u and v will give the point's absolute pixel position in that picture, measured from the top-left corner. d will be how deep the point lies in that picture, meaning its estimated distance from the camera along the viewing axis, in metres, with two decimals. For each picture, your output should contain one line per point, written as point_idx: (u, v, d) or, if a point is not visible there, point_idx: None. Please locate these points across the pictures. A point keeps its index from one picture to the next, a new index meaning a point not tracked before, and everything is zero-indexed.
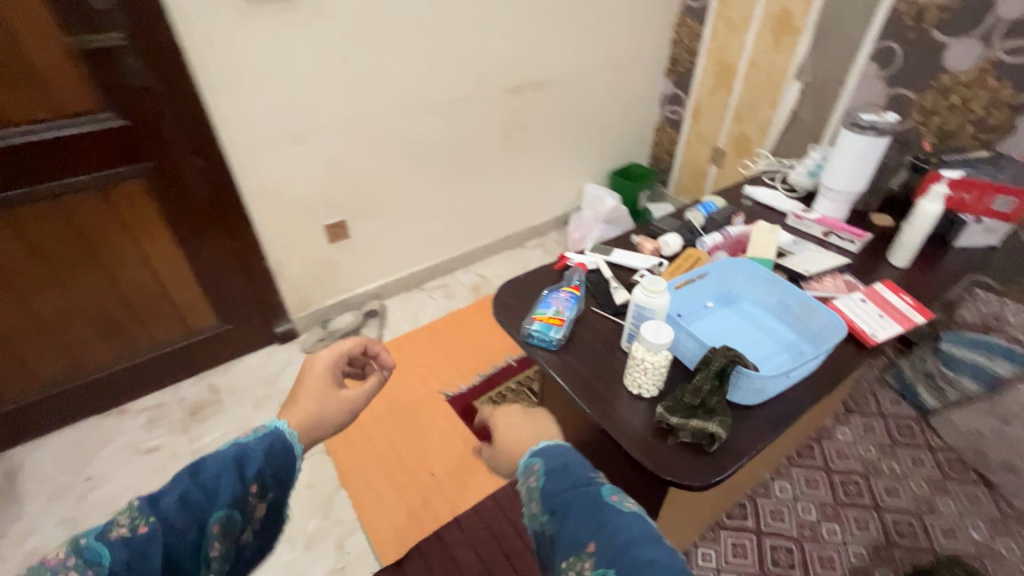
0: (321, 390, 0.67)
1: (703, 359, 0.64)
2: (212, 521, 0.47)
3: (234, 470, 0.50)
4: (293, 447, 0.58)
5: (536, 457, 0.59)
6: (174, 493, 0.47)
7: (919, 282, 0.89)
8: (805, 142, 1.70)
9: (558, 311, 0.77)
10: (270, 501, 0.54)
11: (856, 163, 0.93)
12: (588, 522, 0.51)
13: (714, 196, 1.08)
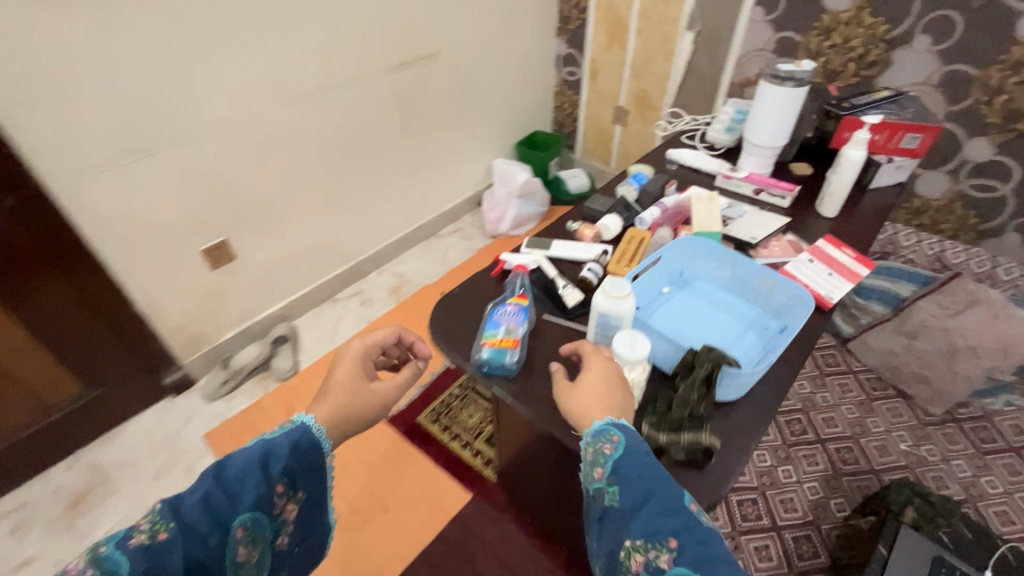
0: (356, 384, 0.66)
1: (687, 365, 0.59)
2: (237, 523, 0.46)
3: (258, 472, 0.48)
4: (321, 445, 0.57)
5: (618, 425, 0.51)
6: (196, 497, 0.45)
7: (850, 230, 0.89)
8: (704, 93, 1.70)
9: (509, 330, 0.67)
10: (297, 500, 0.53)
11: (778, 114, 0.89)
12: (670, 515, 0.43)
13: (640, 164, 1.02)
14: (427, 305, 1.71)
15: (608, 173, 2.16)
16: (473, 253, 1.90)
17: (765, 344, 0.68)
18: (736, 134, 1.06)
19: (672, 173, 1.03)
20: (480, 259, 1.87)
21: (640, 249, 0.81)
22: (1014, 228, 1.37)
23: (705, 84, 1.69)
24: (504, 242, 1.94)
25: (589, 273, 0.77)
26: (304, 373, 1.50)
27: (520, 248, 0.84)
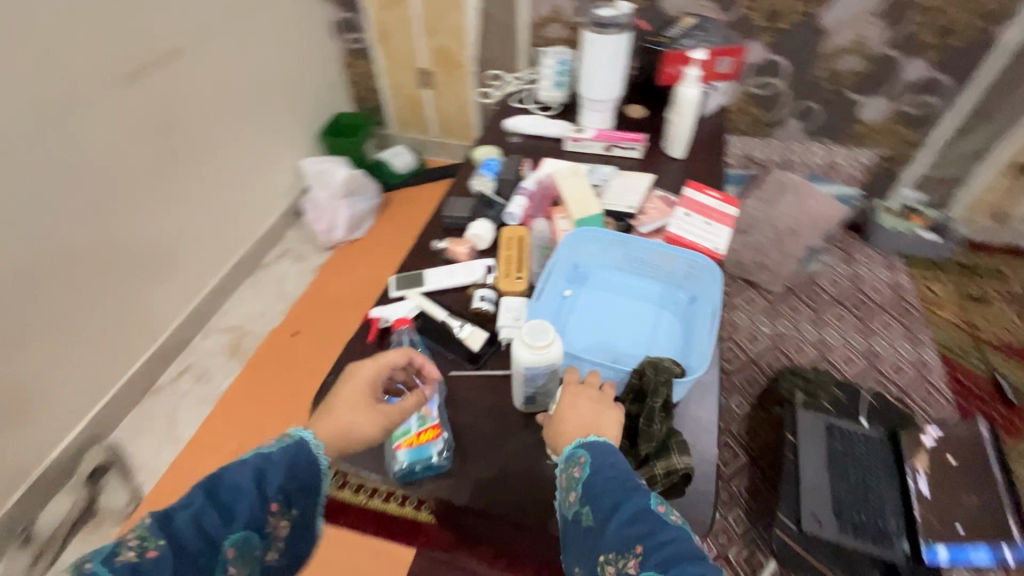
0: (358, 401, 0.54)
1: (637, 391, 0.53)
2: (225, 544, 0.43)
3: (248, 491, 0.45)
4: (318, 466, 0.49)
5: (585, 447, 0.46)
6: (188, 514, 0.43)
7: (700, 166, 0.89)
8: (507, 40, 1.60)
9: (425, 416, 0.57)
10: (292, 520, 0.48)
11: (609, 64, 0.84)
12: (637, 522, 0.41)
13: (484, 147, 0.90)
14: (282, 353, 1.44)
15: (430, 142, 1.98)
16: (313, 275, 1.64)
17: (682, 323, 0.65)
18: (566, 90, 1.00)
19: (517, 147, 0.93)
20: (324, 279, 1.62)
21: (524, 250, 0.71)
22: (791, 115, 1.55)
23: (504, 29, 1.58)
24: (345, 251, 1.70)
25: (483, 304, 0.66)
26: (151, 498, 1.19)
27: (389, 293, 0.69)
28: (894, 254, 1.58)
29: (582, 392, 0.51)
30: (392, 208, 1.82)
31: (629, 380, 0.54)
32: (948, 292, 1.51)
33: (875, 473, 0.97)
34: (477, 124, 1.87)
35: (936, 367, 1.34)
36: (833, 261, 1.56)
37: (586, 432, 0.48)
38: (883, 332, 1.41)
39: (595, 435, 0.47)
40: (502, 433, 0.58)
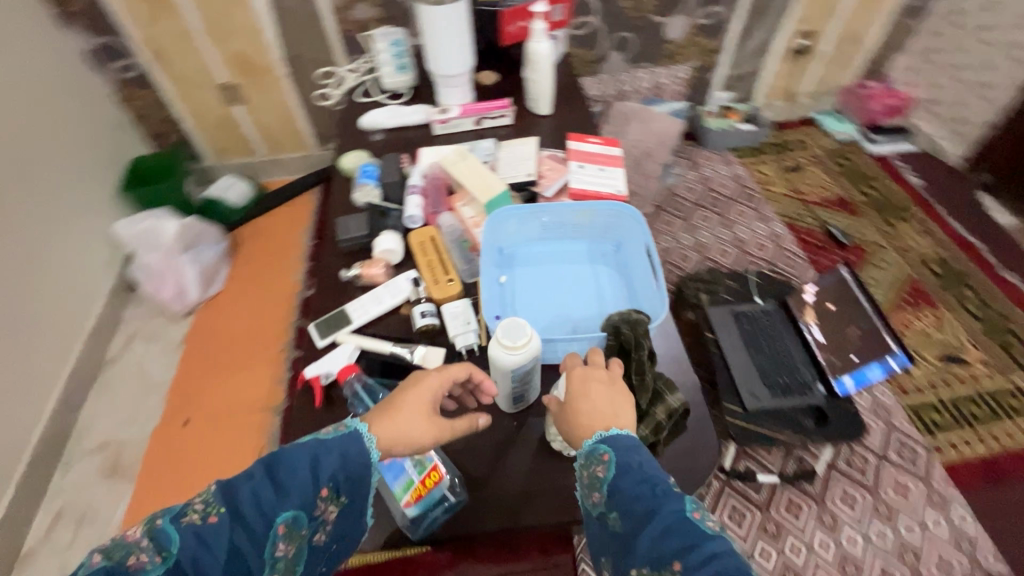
0: (419, 411, 0.51)
1: (621, 351, 0.54)
2: (278, 519, 0.43)
3: (304, 470, 0.45)
4: (369, 459, 0.48)
5: (608, 444, 0.46)
6: (250, 485, 0.44)
7: (569, 116, 0.90)
8: (313, 30, 1.45)
9: (425, 464, 0.60)
10: (341, 503, 0.48)
11: (455, 35, 0.79)
12: (672, 538, 0.39)
13: (349, 153, 0.81)
14: (178, 449, 1.22)
15: (261, 162, 1.76)
16: (180, 349, 1.40)
17: (619, 270, 0.66)
18: (411, 72, 0.94)
19: (384, 144, 0.86)
20: (194, 350, 1.39)
21: (442, 249, 0.66)
22: (611, 48, 1.62)
23: (306, 20, 1.43)
24: (209, 310, 1.47)
25: (425, 319, 0.60)
26: None
27: (316, 344, 0.61)
28: (725, 150, 1.81)
29: (588, 375, 0.51)
30: (245, 247, 1.61)
31: (609, 343, 0.54)
32: (774, 171, 1.76)
33: (783, 336, 1.11)
34: (309, 129, 1.70)
35: (786, 235, 1.58)
36: (683, 172, 1.74)
37: (607, 426, 0.48)
38: (741, 219, 1.62)
39: (618, 429, 0.48)
40: (501, 454, 0.63)
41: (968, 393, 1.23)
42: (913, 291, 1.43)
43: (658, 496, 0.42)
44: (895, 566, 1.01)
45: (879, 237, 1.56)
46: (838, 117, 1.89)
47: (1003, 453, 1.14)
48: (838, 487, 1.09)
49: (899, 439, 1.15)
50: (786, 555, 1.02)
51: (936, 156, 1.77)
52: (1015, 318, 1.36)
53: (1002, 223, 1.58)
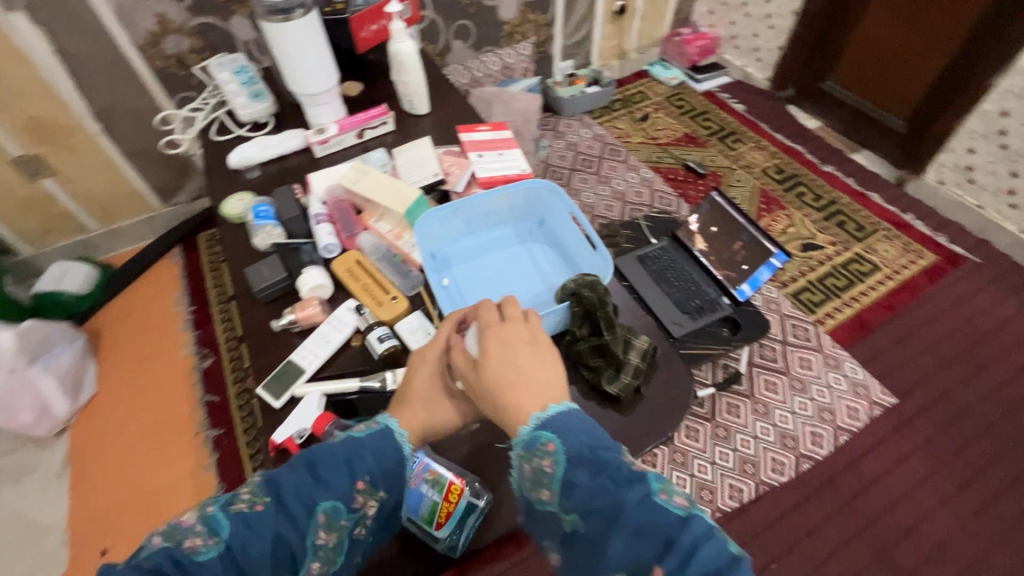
0: (430, 396, 0.53)
1: (586, 313, 0.57)
2: (318, 507, 0.45)
3: (340, 464, 0.47)
4: (401, 454, 0.49)
5: (551, 434, 0.45)
6: (292, 477, 0.46)
7: (448, 110, 0.89)
8: (121, 75, 1.26)
9: (438, 479, 0.54)
10: (381, 500, 0.48)
11: (314, 51, 0.74)
12: (645, 535, 0.40)
13: (229, 197, 0.73)
14: None
15: (97, 237, 1.52)
16: (67, 474, 1.18)
17: (550, 243, 0.70)
18: (269, 96, 0.86)
19: (265, 179, 0.79)
20: (86, 469, 1.18)
21: (372, 270, 0.64)
22: (453, 38, 1.61)
23: (107, 64, 1.23)
24: (89, 419, 1.25)
25: (383, 344, 0.58)
26: None
27: (273, 407, 0.55)
28: (581, 114, 1.94)
29: (515, 343, 0.49)
30: (111, 336, 1.39)
31: (574, 309, 0.57)
32: (628, 124, 1.91)
33: (683, 265, 1.23)
34: (147, 186, 1.50)
35: (655, 178, 1.74)
36: (551, 142, 1.84)
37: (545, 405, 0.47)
38: (614, 173, 1.75)
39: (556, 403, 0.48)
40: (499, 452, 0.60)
41: (827, 270, 1.47)
42: (765, 199, 1.66)
43: (620, 489, 0.42)
44: (819, 426, 1.19)
45: (726, 161, 1.78)
46: (665, 64, 2.11)
47: (864, 309, 1.38)
48: (760, 378, 1.25)
49: (792, 323, 1.35)
50: (740, 450, 1.15)
51: (747, 83, 2.05)
52: (840, 199, 1.64)
53: (810, 126, 1.88)
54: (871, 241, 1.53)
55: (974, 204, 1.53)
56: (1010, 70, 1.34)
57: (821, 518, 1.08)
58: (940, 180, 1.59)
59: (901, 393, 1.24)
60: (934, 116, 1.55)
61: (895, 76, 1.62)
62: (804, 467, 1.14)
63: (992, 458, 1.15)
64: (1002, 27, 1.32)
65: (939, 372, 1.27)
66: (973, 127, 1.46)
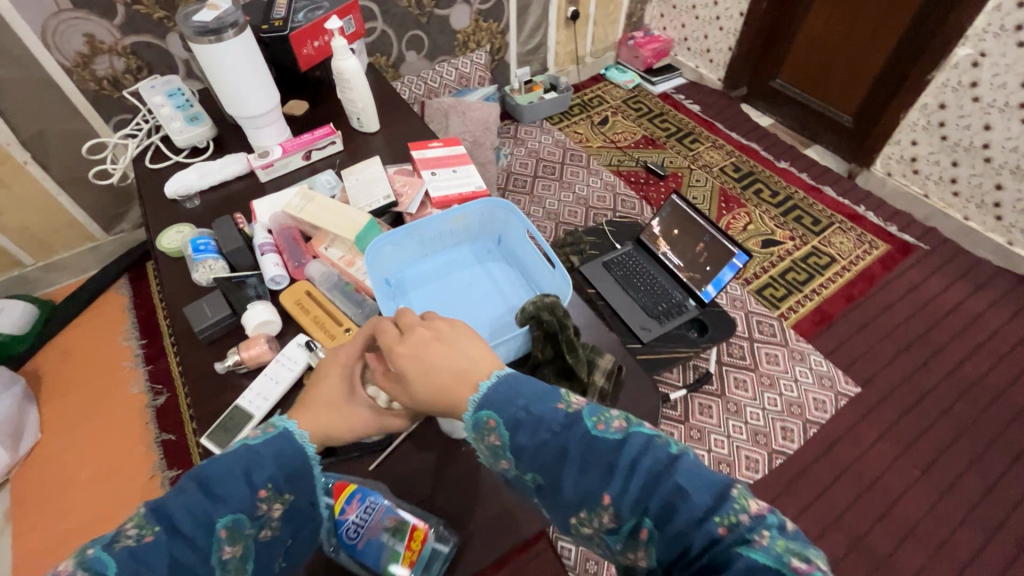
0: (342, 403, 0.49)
1: (551, 335, 0.55)
2: (218, 524, 0.41)
3: (238, 477, 0.42)
4: (306, 455, 0.47)
5: (487, 409, 0.42)
6: (183, 500, 0.41)
7: (399, 125, 0.87)
8: (49, 99, 1.18)
9: (403, 524, 0.50)
10: (287, 501, 0.45)
11: (250, 71, 0.70)
12: (592, 471, 0.39)
13: (166, 231, 0.69)
14: None
15: (34, 271, 1.42)
16: (9, 530, 1.09)
17: (509, 260, 0.68)
18: (207, 120, 0.82)
19: (206, 208, 0.74)
20: (29, 523, 1.10)
21: (323, 301, 0.61)
22: (406, 48, 1.58)
23: (32, 89, 1.15)
24: (32, 470, 1.16)
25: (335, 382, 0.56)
26: None
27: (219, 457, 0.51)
28: (540, 120, 1.94)
29: (416, 342, 0.45)
30: (54, 377, 1.30)
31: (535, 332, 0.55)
32: (587, 129, 1.92)
33: (648, 269, 1.23)
34: (87, 215, 1.42)
35: (616, 181, 1.74)
36: (512, 150, 1.83)
37: (475, 387, 0.44)
38: (577, 178, 1.75)
39: (486, 380, 0.44)
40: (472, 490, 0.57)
41: (787, 265, 1.50)
42: (724, 197, 1.69)
43: (561, 435, 0.40)
44: (789, 421, 1.20)
45: (686, 161, 1.80)
46: (620, 68, 2.13)
47: (824, 301, 1.42)
48: (730, 377, 1.26)
49: (757, 320, 1.37)
50: (714, 451, 1.16)
51: (701, 83, 2.09)
52: (796, 194, 1.69)
53: (763, 124, 1.93)
54: (828, 234, 1.57)
55: (921, 193, 1.59)
56: (943, 65, 1.40)
57: (797, 511, 1.09)
58: (888, 171, 1.65)
59: (864, 382, 1.27)
60: (878, 110, 1.60)
61: (839, 72, 1.67)
62: (777, 462, 1.15)
63: (953, 438, 1.19)
64: (936, 22, 1.37)
65: (898, 358, 1.31)
66: (914, 119, 1.52)
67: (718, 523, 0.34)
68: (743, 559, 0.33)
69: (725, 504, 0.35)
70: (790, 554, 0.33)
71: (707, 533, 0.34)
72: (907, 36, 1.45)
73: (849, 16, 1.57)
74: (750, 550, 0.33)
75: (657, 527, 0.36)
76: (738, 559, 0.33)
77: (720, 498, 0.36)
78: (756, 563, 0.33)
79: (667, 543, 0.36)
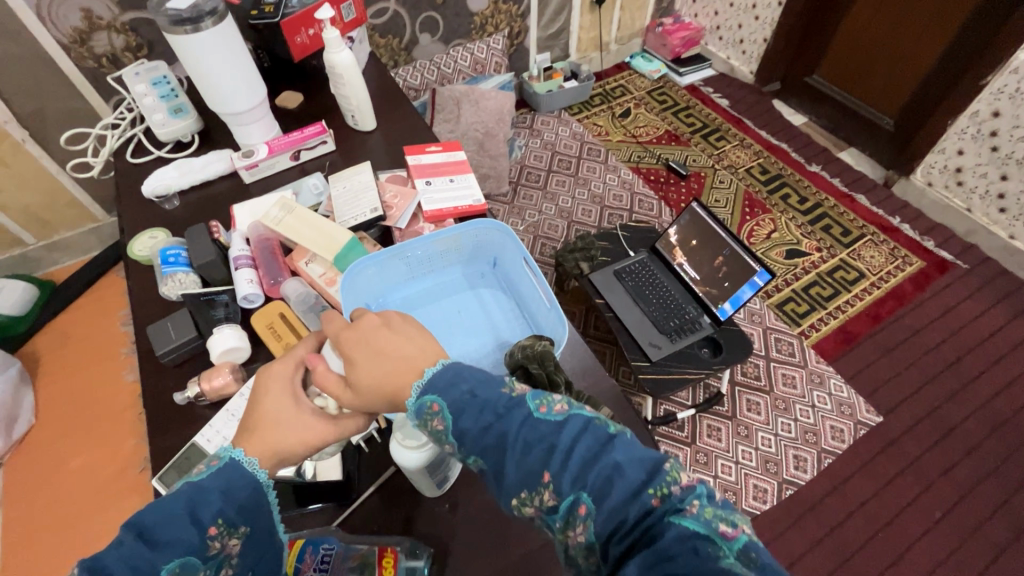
0: (282, 415, 0.45)
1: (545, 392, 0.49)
2: (163, 572, 0.35)
3: (181, 517, 0.37)
4: (258, 482, 0.41)
5: (433, 396, 0.41)
6: (118, 552, 0.35)
7: (397, 124, 0.80)
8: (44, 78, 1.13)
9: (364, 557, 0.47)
10: (244, 535, 0.40)
11: (233, 63, 0.64)
12: (533, 450, 0.38)
13: (140, 235, 0.65)
14: None
15: (35, 250, 1.40)
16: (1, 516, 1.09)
17: (503, 288, 0.62)
18: (192, 112, 0.76)
19: (184, 210, 0.69)
20: (19, 510, 1.09)
21: (298, 324, 0.56)
22: (420, 30, 1.48)
23: (27, 66, 1.09)
24: (26, 456, 1.15)
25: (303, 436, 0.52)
26: None
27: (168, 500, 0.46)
28: (558, 110, 1.85)
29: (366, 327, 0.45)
30: (51, 361, 1.28)
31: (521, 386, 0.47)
32: (607, 121, 1.83)
33: (662, 280, 1.16)
34: (88, 195, 1.38)
35: (635, 178, 1.66)
36: (527, 141, 1.74)
37: (419, 373, 0.43)
38: (593, 175, 1.66)
39: (431, 367, 0.43)
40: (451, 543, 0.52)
41: (812, 279, 1.41)
42: (748, 202, 1.59)
43: (503, 418, 0.39)
44: (803, 450, 1.14)
45: (710, 160, 1.70)
46: (646, 56, 2.02)
47: (849, 320, 1.33)
48: (743, 399, 1.20)
49: (775, 337, 1.30)
50: (721, 477, 1.10)
51: (731, 76, 1.98)
52: (826, 201, 1.58)
53: (795, 123, 1.81)
54: (858, 246, 1.48)
55: (962, 206, 1.48)
56: (1004, 68, 1.27)
57: (804, 549, 1.03)
58: (928, 181, 1.53)
59: (887, 411, 1.19)
60: (923, 114, 1.48)
61: (884, 71, 1.55)
62: (787, 493, 1.09)
63: (979, 479, 1.11)
64: (998, 21, 1.25)
65: (925, 387, 1.23)
66: (963, 127, 1.40)
67: (651, 495, 0.34)
68: (676, 526, 0.32)
69: (658, 477, 0.35)
70: (718, 519, 0.33)
71: (641, 505, 0.34)
72: (963, 35, 1.32)
73: (899, 9, 1.44)
74: (682, 518, 0.33)
75: (594, 502, 0.35)
76: (672, 528, 0.32)
77: (652, 472, 0.35)
78: (687, 530, 0.32)
79: (603, 520, 0.35)
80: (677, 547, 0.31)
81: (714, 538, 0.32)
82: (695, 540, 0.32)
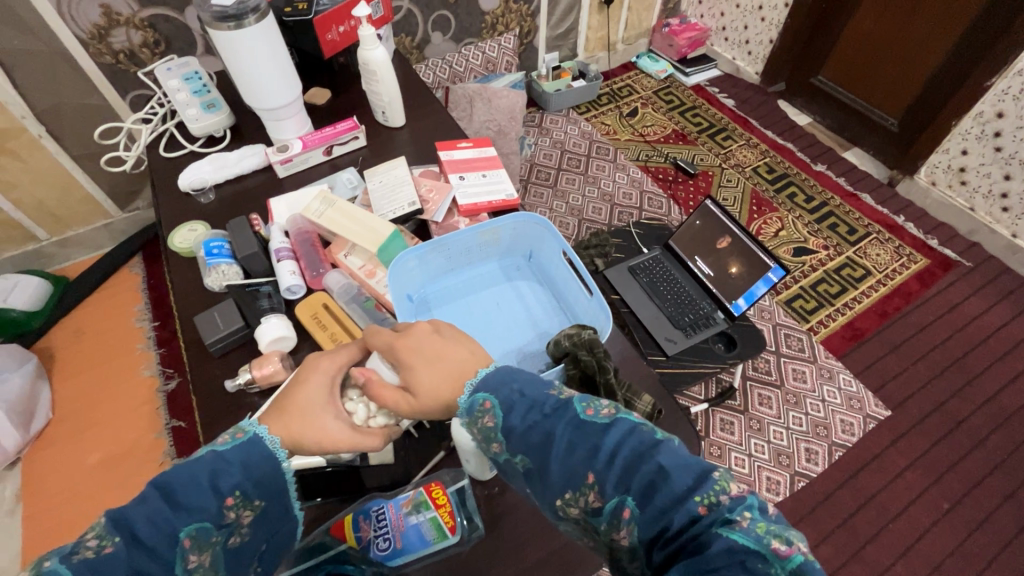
0: (316, 412, 0.45)
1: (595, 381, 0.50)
2: (181, 533, 0.36)
3: (202, 482, 0.38)
4: (277, 461, 0.43)
5: (485, 392, 0.43)
6: (143, 509, 0.36)
7: (425, 121, 0.81)
8: (64, 77, 1.13)
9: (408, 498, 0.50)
10: (259, 509, 0.41)
11: (274, 60, 0.65)
12: (579, 450, 0.38)
13: (180, 227, 0.66)
14: None
15: (47, 246, 1.40)
16: (19, 509, 1.09)
17: (540, 280, 0.64)
18: (224, 108, 0.77)
19: (221, 204, 0.70)
20: (38, 504, 1.10)
21: (343, 316, 0.57)
22: (432, 29, 1.49)
23: (46, 62, 1.09)
24: (44, 450, 1.16)
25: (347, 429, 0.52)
26: None
27: None
28: (567, 109, 1.86)
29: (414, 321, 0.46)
30: (67, 356, 1.29)
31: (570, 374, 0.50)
32: (615, 120, 1.84)
33: (677, 277, 1.17)
34: (102, 191, 1.39)
35: (644, 177, 1.68)
36: (536, 140, 1.76)
37: (472, 372, 0.45)
38: (602, 174, 1.68)
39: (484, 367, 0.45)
40: None
41: (819, 276, 1.44)
42: (756, 200, 1.62)
43: (550, 417, 0.41)
44: (814, 443, 1.16)
45: (716, 159, 1.72)
46: (653, 56, 2.04)
47: (856, 317, 1.35)
48: (754, 393, 1.22)
49: (785, 333, 1.32)
50: (734, 469, 1.12)
51: (736, 76, 2.00)
52: (832, 200, 1.61)
53: (800, 122, 1.84)
54: (863, 245, 1.50)
55: (966, 205, 1.51)
56: (1008, 71, 1.30)
57: (817, 541, 1.05)
58: (932, 181, 1.56)
59: (895, 406, 1.22)
60: (927, 116, 1.51)
61: (889, 73, 1.57)
62: (799, 485, 1.11)
63: (986, 473, 1.14)
64: (1001, 26, 1.27)
65: (932, 383, 1.25)
66: (967, 128, 1.43)
67: (698, 503, 0.34)
68: (723, 538, 0.32)
69: (705, 485, 0.35)
70: (771, 535, 0.32)
71: (688, 512, 0.34)
72: (968, 39, 1.34)
73: (905, 12, 1.46)
74: (731, 530, 0.32)
75: (638, 505, 0.35)
76: (718, 539, 0.32)
77: (699, 480, 0.35)
78: (735, 544, 0.32)
79: (647, 526, 0.35)
80: (723, 559, 0.31)
81: (764, 555, 0.31)
82: (744, 555, 0.31)
